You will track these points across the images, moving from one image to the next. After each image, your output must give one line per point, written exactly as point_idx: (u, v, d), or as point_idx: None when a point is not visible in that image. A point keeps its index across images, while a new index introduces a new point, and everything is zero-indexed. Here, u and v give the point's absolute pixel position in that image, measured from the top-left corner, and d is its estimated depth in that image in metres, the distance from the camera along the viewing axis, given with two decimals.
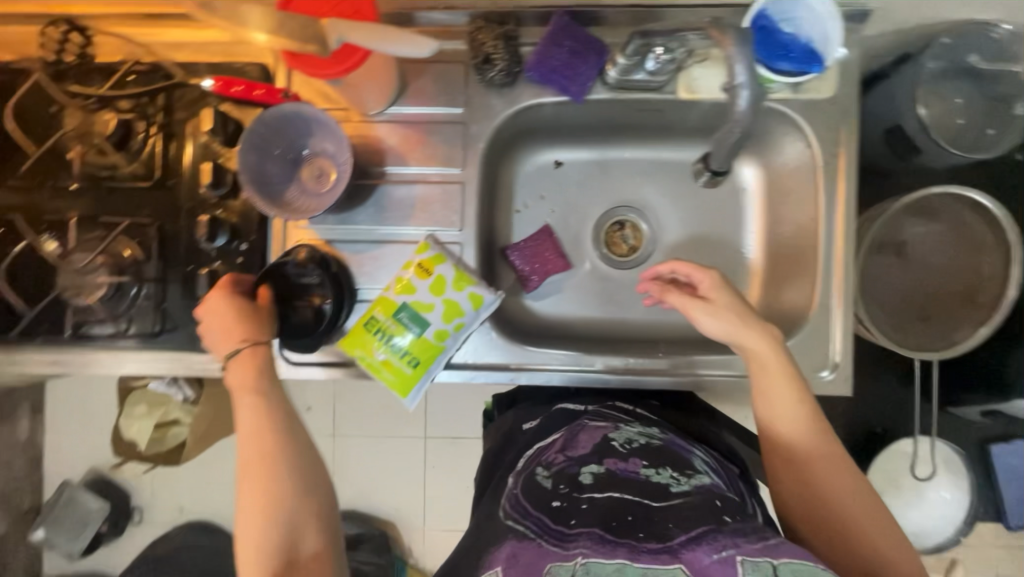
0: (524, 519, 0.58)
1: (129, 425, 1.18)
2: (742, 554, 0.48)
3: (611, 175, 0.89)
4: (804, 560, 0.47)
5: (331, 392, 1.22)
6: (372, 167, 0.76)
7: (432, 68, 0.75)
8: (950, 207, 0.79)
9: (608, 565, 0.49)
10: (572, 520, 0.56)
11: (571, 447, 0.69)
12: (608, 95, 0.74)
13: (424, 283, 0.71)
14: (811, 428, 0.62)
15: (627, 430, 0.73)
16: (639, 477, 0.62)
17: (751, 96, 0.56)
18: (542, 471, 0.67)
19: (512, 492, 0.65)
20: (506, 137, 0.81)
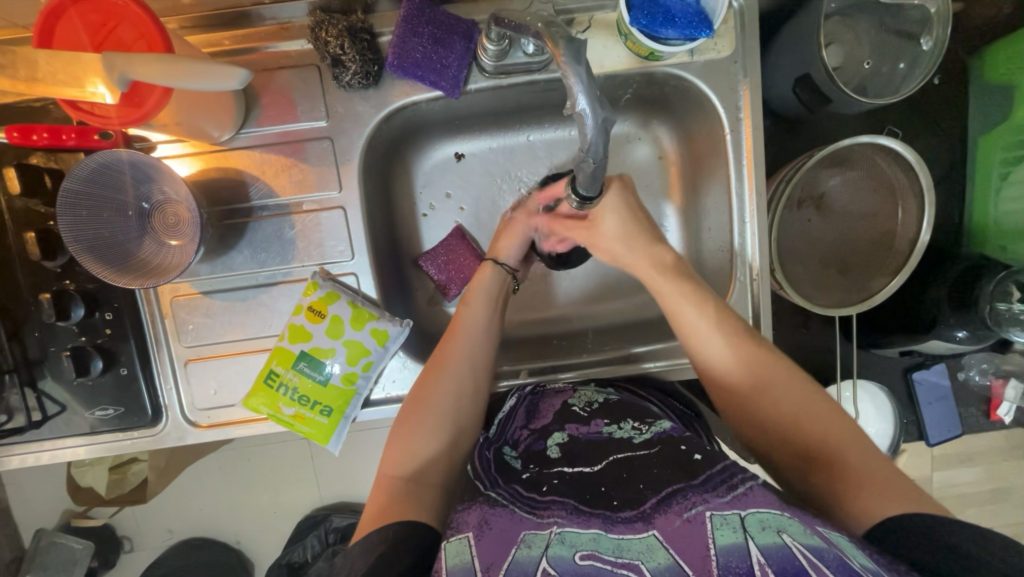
0: (493, 488, 0.55)
1: (83, 473, 1.15)
2: (711, 510, 0.46)
3: (519, 161, 0.81)
4: (774, 510, 0.45)
5: None
6: (238, 203, 0.66)
7: (282, 74, 0.64)
8: (867, 157, 0.76)
9: (584, 536, 0.46)
10: (545, 488, 0.53)
11: (534, 417, 0.66)
12: (490, 84, 0.65)
13: (319, 326, 0.65)
14: (744, 360, 0.58)
15: (586, 390, 0.70)
16: (601, 437, 0.60)
17: (601, 119, 0.41)
18: (509, 451, 0.62)
19: (483, 455, 0.61)
20: (391, 138, 0.72)
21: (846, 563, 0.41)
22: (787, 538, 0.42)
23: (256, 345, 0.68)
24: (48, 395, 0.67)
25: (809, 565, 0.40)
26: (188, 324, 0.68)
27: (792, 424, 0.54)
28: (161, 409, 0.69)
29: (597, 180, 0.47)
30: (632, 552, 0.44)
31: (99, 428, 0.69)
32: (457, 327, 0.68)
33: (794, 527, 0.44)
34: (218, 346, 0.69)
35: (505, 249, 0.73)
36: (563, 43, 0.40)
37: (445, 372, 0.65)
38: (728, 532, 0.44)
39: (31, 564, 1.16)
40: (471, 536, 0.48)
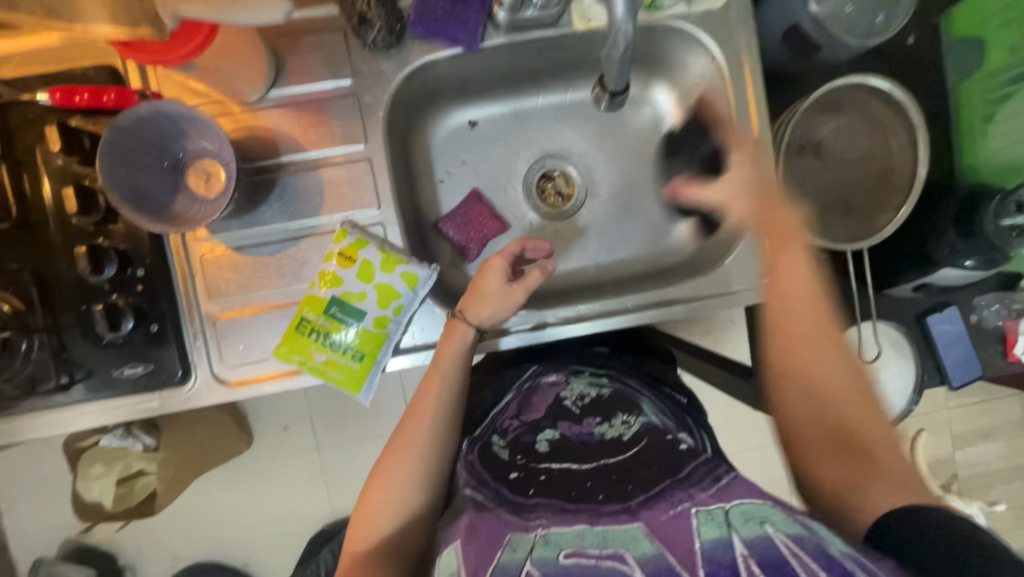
0: (483, 487, 0.59)
1: (88, 488, 1.09)
2: (696, 506, 0.50)
3: (529, 124, 0.87)
4: (756, 501, 0.49)
5: (307, 405, 1.18)
6: (267, 159, 0.69)
7: (309, 38, 0.68)
8: (854, 100, 0.82)
9: (570, 534, 0.49)
10: (530, 490, 0.57)
11: (526, 411, 0.70)
12: (505, 40, 0.71)
13: (350, 271, 0.66)
14: (813, 312, 0.63)
15: (579, 382, 0.72)
16: (593, 439, 0.64)
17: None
18: (498, 440, 0.67)
19: (467, 459, 0.65)
20: (411, 100, 0.77)
21: (823, 548, 0.45)
22: (770, 528, 0.46)
23: (284, 298, 0.69)
24: (76, 360, 0.67)
25: (790, 554, 0.44)
26: (216, 281, 0.69)
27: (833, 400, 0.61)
28: (191, 368, 0.69)
29: (624, 73, 0.58)
30: (617, 543, 0.48)
31: (126, 393, 0.68)
32: (426, 394, 0.65)
33: (776, 516, 0.48)
34: (246, 300, 0.69)
35: (489, 316, 0.69)
36: None
37: (409, 449, 0.63)
38: (713, 527, 0.48)
39: None
40: (460, 545, 0.52)
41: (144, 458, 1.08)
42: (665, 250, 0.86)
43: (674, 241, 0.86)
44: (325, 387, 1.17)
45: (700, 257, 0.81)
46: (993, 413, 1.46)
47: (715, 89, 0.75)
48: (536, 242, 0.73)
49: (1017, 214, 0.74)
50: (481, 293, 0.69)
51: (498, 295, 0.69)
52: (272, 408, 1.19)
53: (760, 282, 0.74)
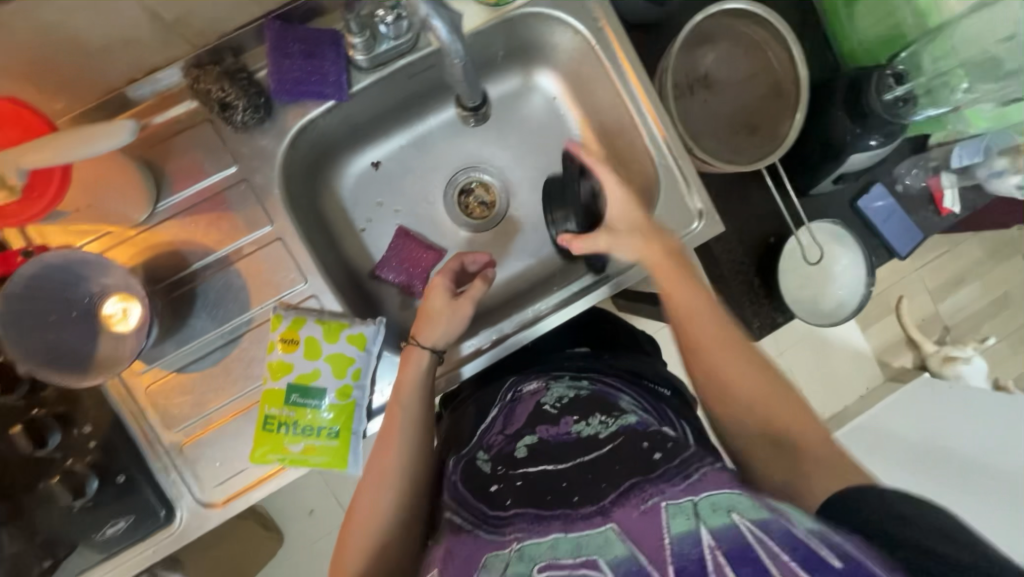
0: (461, 506, 0.58)
1: None
2: (666, 500, 0.46)
3: (432, 147, 0.87)
4: (726, 491, 0.46)
5: (320, 487, 1.16)
6: (180, 272, 0.66)
7: (180, 140, 0.66)
8: (722, 27, 0.85)
9: (543, 545, 0.48)
10: (507, 501, 0.55)
11: (509, 424, 0.67)
12: (371, 79, 0.69)
13: (297, 353, 0.65)
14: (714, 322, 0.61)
15: (558, 387, 0.71)
16: (570, 439, 0.60)
17: (448, 23, 0.51)
18: (482, 455, 0.65)
19: (451, 480, 0.64)
20: (306, 163, 0.76)
21: (791, 530, 0.42)
22: (736, 516, 0.43)
23: (244, 402, 0.67)
24: (53, 539, 0.63)
25: (756, 542, 0.41)
26: (171, 409, 0.66)
27: (748, 405, 0.58)
28: (173, 504, 0.66)
29: (475, 87, 0.61)
30: (590, 548, 0.46)
31: (117, 551, 0.65)
32: (390, 427, 0.66)
33: (745, 502, 0.45)
34: (208, 417, 0.67)
35: (441, 335, 0.69)
36: None
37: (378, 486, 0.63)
38: (682, 519, 0.44)
39: None
40: (438, 570, 0.53)
41: None
42: None
43: None
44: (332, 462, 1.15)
45: None
46: (957, 260, 1.53)
47: (588, 60, 0.76)
48: (473, 253, 0.75)
49: (897, 86, 0.77)
50: (429, 313, 0.69)
51: (447, 311, 0.69)
52: (289, 502, 1.16)
53: (690, 226, 0.75)
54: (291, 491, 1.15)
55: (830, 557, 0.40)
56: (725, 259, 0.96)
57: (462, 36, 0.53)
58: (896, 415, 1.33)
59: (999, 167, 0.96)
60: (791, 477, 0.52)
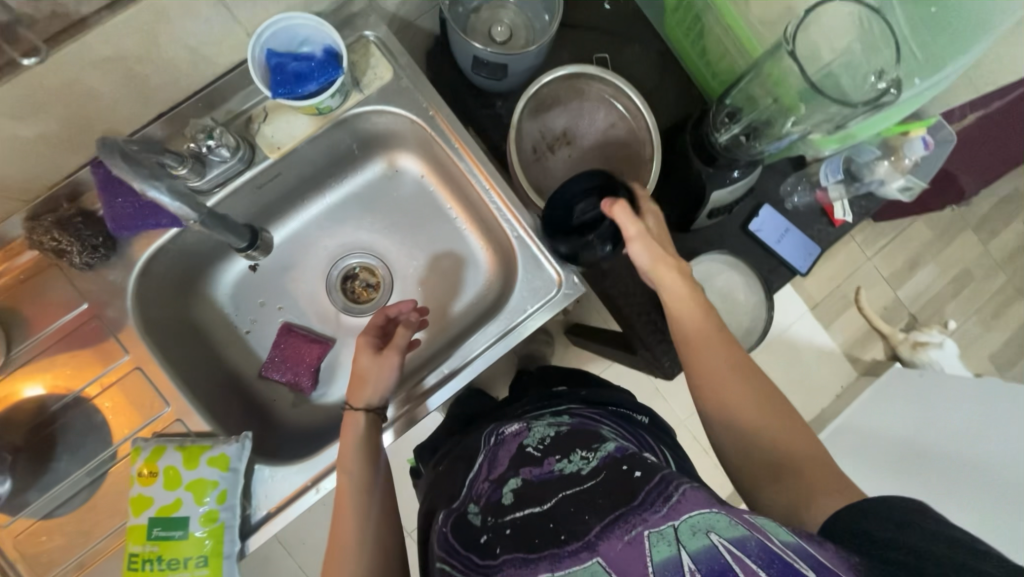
0: (455, 559, 0.57)
1: None
2: (648, 527, 0.47)
3: (308, 240, 0.89)
4: (704, 510, 0.46)
5: None
6: (38, 416, 0.67)
7: (29, 289, 0.68)
8: (564, 90, 0.86)
9: None
10: (496, 550, 0.54)
11: (493, 468, 0.66)
12: (215, 197, 0.72)
13: (156, 485, 0.64)
14: (757, 397, 0.63)
15: (540, 425, 0.69)
16: (553, 477, 0.59)
17: (170, 193, 0.52)
18: (472, 507, 0.63)
19: (442, 532, 0.62)
20: (171, 283, 0.77)
21: (767, 544, 0.44)
22: (715, 537, 0.45)
23: (115, 538, 0.66)
24: None
25: (733, 563, 0.43)
26: (40, 556, 0.65)
27: (754, 426, 0.62)
28: None
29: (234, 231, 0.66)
30: None
31: None
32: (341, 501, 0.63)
33: (722, 521, 0.46)
34: (80, 561, 0.65)
35: (371, 397, 0.67)
36: (118, 159, 0.47)
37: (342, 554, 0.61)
38: (664, 547, 0.46)
39: None
40: None
41: None
42: (483, 289, 0.87)
43: (485, 277, 0.87)
44: None
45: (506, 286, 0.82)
46: (907, 244, 1.50)
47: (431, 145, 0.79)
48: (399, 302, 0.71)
49: (731, 125, 0.80)
50: (359, 373, 0.68)
51: (375, 368, 0.67)
52: None
53: (551, 292, 0.75)
54: None
55: (805, 568, 0.42)
56: (624, 302, 0.96)
57: (189, 201, 0.54)
58: (873, 413, 1.32)
59: (880, 174, 0.97)
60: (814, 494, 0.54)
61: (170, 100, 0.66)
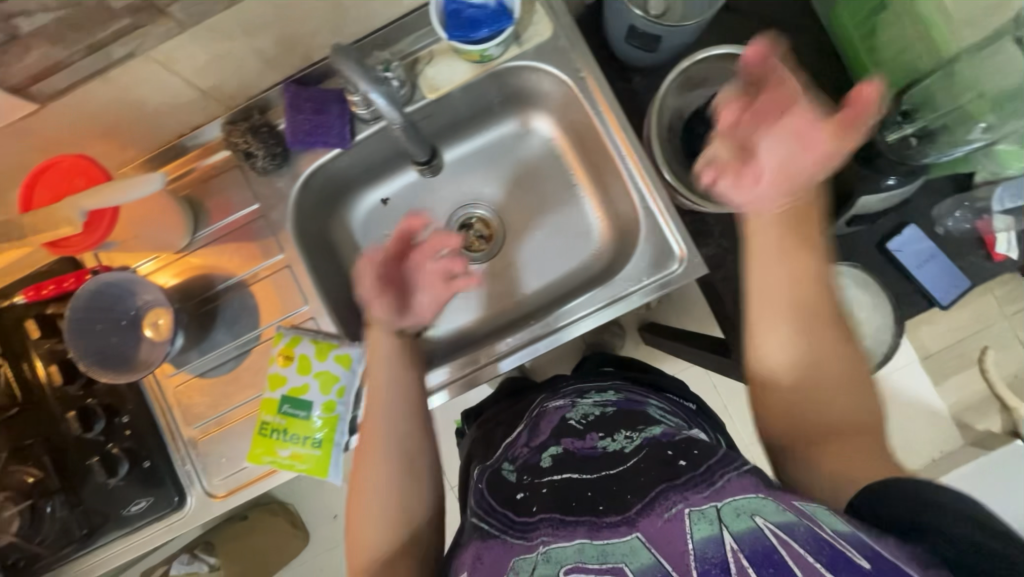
0: (489, 514, 0.60)
1: None
2: (690, 505, 0.48)
3: (436, 184, 0.95)
4: (750, 495, 0.47)
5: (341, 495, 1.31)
6: (207, 291, 0.79)
7: (215, 184, 0.80)
8: (716, 70, 0.83)
9: (570, 549, 0.51)
10: (533, 507, 0.57)
11: (533, 436, 0.71)
12: (372, 128, 0.79)
13: (291, 368, 0.73)
14: (857, 356, 0.55)
15: (584, 403, 0.73)
16: (596, 452, 0.62)
17: (383, 96, 0.61)
18: (508, 465, 0.68)
19: (478, 488, 0.67)
20: (320, 202, 0.86)
21: (817, 533, 0.43)
22: (759, 520, 0.45)
23: (250, 406, 0.77)
24: (92, 510, 0.75)
25: (778, 546, 0.43)
26: (191, 407, 0.78)
27: (833, 387, 0.54)
28: (185, 492, 0.76)
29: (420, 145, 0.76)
30: (616, 556, 0.49)
31: (140, 527, 0.76)
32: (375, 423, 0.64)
33: (769, 507, 0.46)
34: (221, 417, 0.77)
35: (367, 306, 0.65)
36: (348, 60, 0.57)
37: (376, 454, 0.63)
38: (705, 526, 0.46)
39: None
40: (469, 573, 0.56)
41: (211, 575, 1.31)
42: (591, 256, 0.89)
43: (597, 245, 0.88)
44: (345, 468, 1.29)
45: (617, 258, 0.83)
46: None
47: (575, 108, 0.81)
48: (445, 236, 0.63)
49: (904, 124, 0.73)
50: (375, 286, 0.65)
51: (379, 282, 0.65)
52: (311, 504, 1.32)
53: (670, 268, 0.74)
54: (313, 497, 1.31)
55: (858, 558, 0.41)
56: (731, 299, 0.92)
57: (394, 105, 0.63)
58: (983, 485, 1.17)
59: None
60: (845, 466, 0.50)
61: (357, 33, 0.73)
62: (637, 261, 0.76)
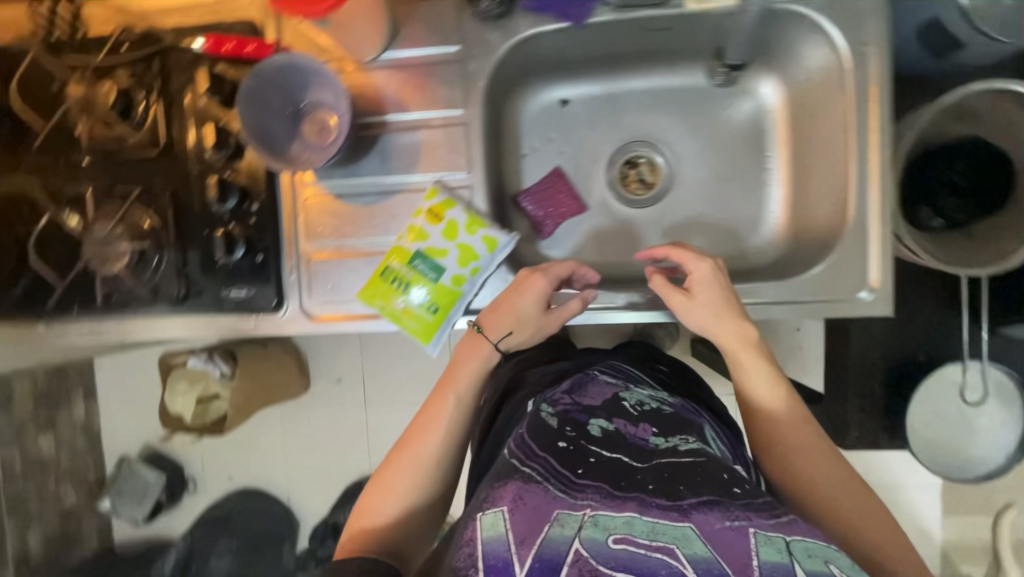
0: (528, 462, 0.55)
1: (173, 400, 1.34)
2: (755, 526, 0.47)
3: (622, 106, 0.87)
4: (817, 540, 0.47)
5: (358, 367, 1.40)
6: (373, 116, 0.74)
7: (422, 8, 0.72)
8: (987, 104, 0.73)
9: (618, 518, 0.48)
10: (580, 470, 0.54)
11: (580, 394, 0.67)
12: (611, 17, 0.72)
13: (436, 228, 0.70)
14: (817, 457, 0.61)
15: (636, 394, 0.70)
16: (647, 446, 0.58)
17: None
18: (546, 410, 0.64)
19: (517, 433, 0.61)
20: (510, 74, 0.79)
21: None
22: (836, 567, 0.44)
23: (374, 247, 0.74)
24: (192, 279, 0.74)
25: None
26: (316, 224, 0.75)
27: (838, 478, 0.59)
28: (284, 298, 0.76)
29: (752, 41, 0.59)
30: (667, 536, 0.46)
31: (231, 314, 0.76)
32: (440, 410, 0.65)
33: (842, 559, 0.45)
34: (340, 245, 0.75)
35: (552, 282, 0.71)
36: None
37: (428, 435, 0.64)
38: (773, 551, 0.45)
39: (112, 488, 1.44)
40: (506, 510, 0.50)
41: (219, 384, 1.31)
42: (752, 249, 0.82)
43: (764, 240, 0.82)
44: (375, 350, 1.39)
45: (790, 261, 0.77)
46: None
47: (824, 88, 0.73)
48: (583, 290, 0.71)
49: None
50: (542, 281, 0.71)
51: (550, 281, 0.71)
52: (326, 363, 1.42)
53: (858, 293, 0.69)
54: (331, 356, 1.41)
55: None
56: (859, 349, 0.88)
57: None
58: None
59: None
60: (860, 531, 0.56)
61: None
62: (824, 272, 0.70)
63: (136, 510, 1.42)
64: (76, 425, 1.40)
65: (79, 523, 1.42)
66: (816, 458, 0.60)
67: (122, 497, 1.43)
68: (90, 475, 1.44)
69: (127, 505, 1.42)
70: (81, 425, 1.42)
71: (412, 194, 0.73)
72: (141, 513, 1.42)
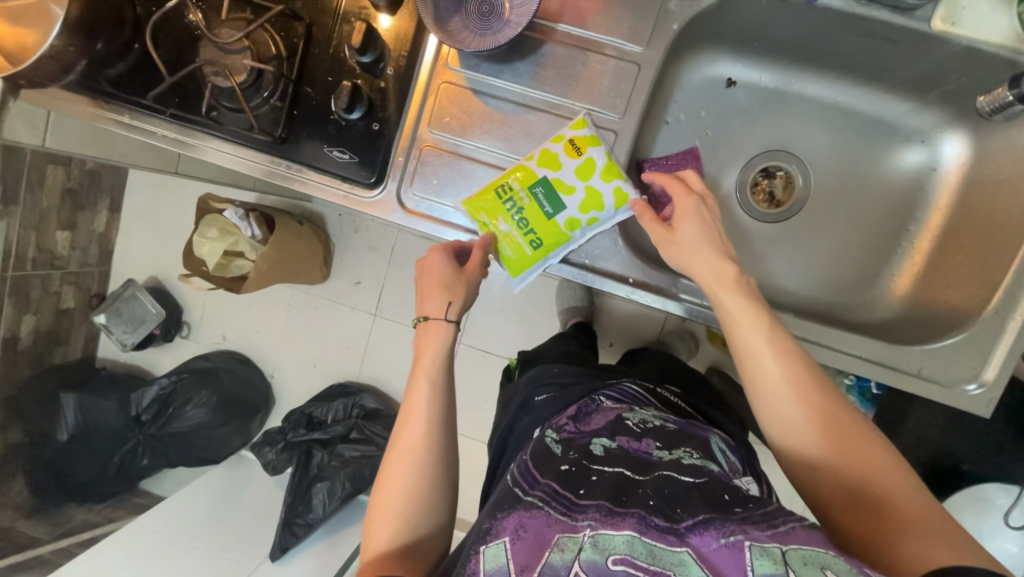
0: (532, 489, 0.48)
1: (199, 245, 1.18)
2: (751, 539, 0.40)
3: (787, 109, 0.80)
4: (817, 545, 0.40)
5: (382, 274, 1.38)
6: (544, 19, 0.67)
7: None
8: None
9: (618, 539, 0.41)
10: (582, 490, 0.47)
11: (584, 420, 0.60)
12: (841, 6, 0.64)
13: (572, 162, 0.66)
14: (805, 418, 0.53)
15: (642, 411, 0.61)
16: (650, 461, 0.51)
17: None
18: (551, 435, 0.57)
19: (520, 458, 0.54)
20: (696, 29, 0.72)
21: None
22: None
23: (494, 160, 0.69)
24: (297, 123, 0.69)
25: None
26: (441, 113, 0.69)
27: (835, 442, 0.51)
28: (383, 178, 0.70)
29: None
30: (666, 563, 0.40)
31: (321, 174, 0.70)
32: (416, 399, 0.57)
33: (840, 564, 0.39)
34: (459, 145, 0.69)
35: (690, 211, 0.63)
36: None
37: (412, 423, 0.56)
38: (769, 564, 0.38)
39: (109, 306, 1.39)
40: (508, 540, 0.44)
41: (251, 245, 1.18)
42: (860, 304, 0.79)
43: (874, 299, 0.78)
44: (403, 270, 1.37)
45: (904, 328, 0.73)
46: None
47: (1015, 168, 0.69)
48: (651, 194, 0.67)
49: None
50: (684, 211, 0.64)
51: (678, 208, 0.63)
52: (353, 261, 1.40)
53: (966, 385, 0.66)
54: (360, 257, 1.39)
55: None
56: None
57: None
58: None
59: None
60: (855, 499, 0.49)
61: None
62: (938, 353, 0.67)
63: (128, 335, 1.38)
64: (94, 232, 1.36)
65: (71, 326, 1.36)
66: (802, 392, 0.53)
67: (117, 319, 1.38)
68: (91, 286, 1.40)
69: (121, 327, 1.38)
70: (98, 235, 1.38)
71: (556, 117, 0.68)
72: (132, 338, 1.38)
